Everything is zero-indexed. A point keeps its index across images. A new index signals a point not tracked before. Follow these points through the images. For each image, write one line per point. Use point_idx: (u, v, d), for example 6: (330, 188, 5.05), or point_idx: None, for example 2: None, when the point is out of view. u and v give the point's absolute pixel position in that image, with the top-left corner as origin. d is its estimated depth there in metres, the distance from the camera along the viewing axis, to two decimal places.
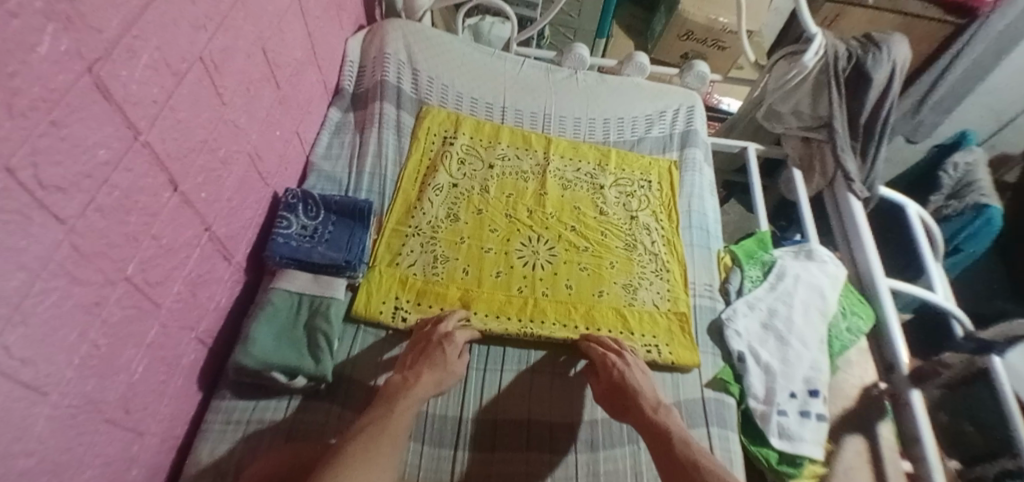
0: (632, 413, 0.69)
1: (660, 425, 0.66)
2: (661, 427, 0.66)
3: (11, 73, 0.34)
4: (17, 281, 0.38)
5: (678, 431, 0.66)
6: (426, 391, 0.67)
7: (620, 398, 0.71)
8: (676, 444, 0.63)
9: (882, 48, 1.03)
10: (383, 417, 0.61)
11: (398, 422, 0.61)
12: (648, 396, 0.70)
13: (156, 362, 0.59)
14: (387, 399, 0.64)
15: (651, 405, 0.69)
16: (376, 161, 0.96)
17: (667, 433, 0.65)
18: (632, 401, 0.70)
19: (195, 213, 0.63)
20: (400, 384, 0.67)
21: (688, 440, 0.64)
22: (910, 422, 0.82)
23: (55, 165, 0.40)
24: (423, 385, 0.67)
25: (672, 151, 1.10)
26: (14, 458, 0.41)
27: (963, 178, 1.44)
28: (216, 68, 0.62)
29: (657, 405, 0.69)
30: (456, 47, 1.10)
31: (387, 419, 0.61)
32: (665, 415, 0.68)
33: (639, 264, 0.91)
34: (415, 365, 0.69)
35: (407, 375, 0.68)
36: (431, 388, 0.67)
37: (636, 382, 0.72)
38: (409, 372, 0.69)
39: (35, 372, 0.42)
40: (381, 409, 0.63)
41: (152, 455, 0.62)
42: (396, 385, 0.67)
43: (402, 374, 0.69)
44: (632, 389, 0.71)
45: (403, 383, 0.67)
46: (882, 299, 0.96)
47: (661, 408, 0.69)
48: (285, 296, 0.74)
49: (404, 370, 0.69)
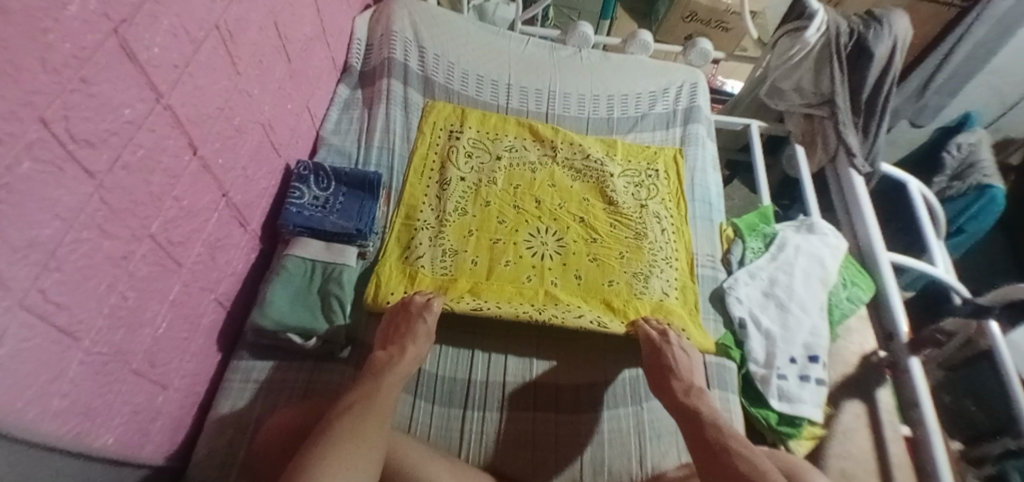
0: (666, 394, 0.70)
1: (691, 407, 0.66)
2: (692, 407, 0.65)
3: (45, 29, 0.36)
4: (51, 229, 0.40)
5: (709, 411, 0.64)
6: (412, 365, 0.67)
7: (657, 374, 0.72)
8: (706, 422, 0.62)
9: (883, 23, 1.04)
10: (375, 392, 0.61)
11: (386, 397, 0.60)
12: (682, 378, 0.70)
13: (178, 320, 0.62)
14: (375, 373, 0.64)
15: (684, 388, 0.69)
16: (385, 136, 0.99)
17: (697, 412, 0.64)
18: (666, 382, 0.71)
19: (213, 179, 0.65)
20: (387, 359, 0.67)
21: (718, 422, 0.62)
22: (909, 389, 0.84)
23: (85, 121, 0.42)
24: (407, 360, 0.67)
25: (675, 129, 1.11)
26: (50, 398, 0.43)
27: (967, 158, 1.44)
28: (230, 38, 0.64)
29: (690, 387, 0.69)
30: (460, 25, 1.12)
31: (376, 393, 0.60)
32: (697, 397, 0.67)
33: (648, 253, 0.90)
34: (398, 341, 0.69)
35: (391, 350, 0.68)
36: (413, 365, 0.67)
37: (673, 362, 0.72)
38: (393, 348, 0.68)
39: (69, 317, 0.44)
40: (369, 385, 0.62)
41: (175, 410, 0.64)
42: (382, 362, 0.66)
43: (386, 352, 0.68)
44: (670, 367, 0.72)
45: (389, 358, 0.67)
46: (882, 270, 0.97)
47: (694, 391, 0.68)
48: (299, 263, 0.77)
49: (388, 348, 0.69)
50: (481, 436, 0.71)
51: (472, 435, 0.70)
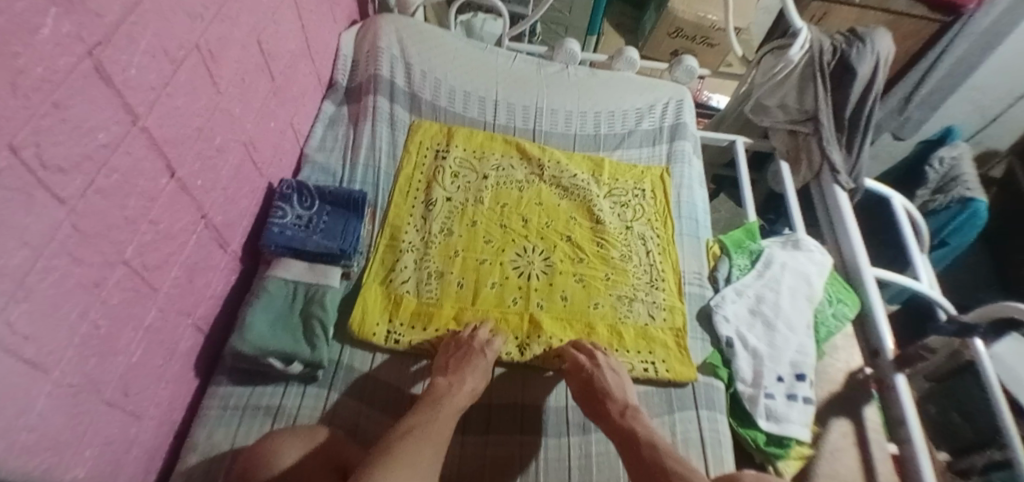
0: (602, 420, 0.69)
1: (629, 429, 0.66)
2: (629, 431, 0.66)
3: (15, 54, 0.35)
4: (19, 258, 0.39)
5: (645, 433, 0.65)
6: (468, 398, 0.67)
7: (590, 399, 0.71)
8: (645, 446, 0.63)
9: (866, 42, 1.05)
10: (431, 420, 0.60)
11: (443, 426, 0.60)
12: (616, 400, 0.70)
13: (154, 346, 0.60)
14: (432, 402, 0.64)
15: (619, 410, 0.69)
16: (371, 153, 0.98)
17: (635, 436, 0.65)
18: (601, 405, 0.70)
19: (191, 200, 0.64)
20: (446, 388, 0.67)
21: (655, 442, 0.64)
22: (896, 406, 0.84)
23: (56, 146, 0.41)
24: (465, 393, 0.67)
25: (662, 145, 1.12)
26: (17, 433, 0.41)
27: (949, 173, 1.46)
28: (211, 57, 0.64)
29: (624, 408, 0.69)
30: (448, 41, 1.12)
31: (433, 421, 0.60)
32: (633, 418, 0.68)
33: (634, 276, 0.90)
34: (458, 371, 0.69)
35: (451, 380, 0.68)
36: (469, 399, 0.67)
37: (606, 384, 0.71)
38: (453, 377, 0.68)
39: (37, 349, 0.42)
40: (427, 413, 0.62)
41: (149, 439, 0.62)
42: (442, 389, 0.67)
43: (446, 378, 0.68)
44: (600, 392, 0.70)
45: (449, 389, 0.67)
46: (866, 286, 0.98)
47: (629, 411, 0.69)
48: (281, 284, 0.75)
49: (448, 375, 0.69)
50: (468, 463, 0.68)
51: (458, 460, 0.68)
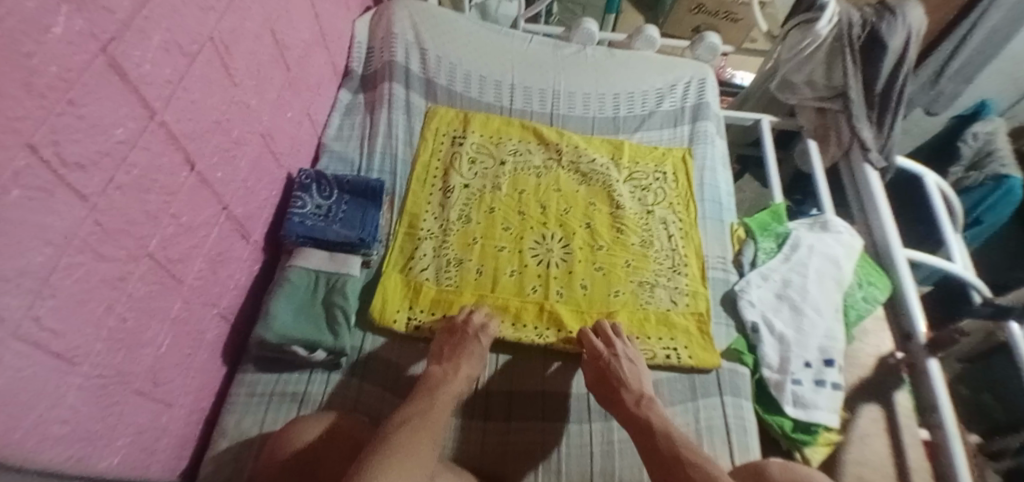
0: (616, 408, 0.68)
1: (642, 419, 0.65)
2: (644, 420, 0.64)
3: (28, 53, 0.34)
4: (43, 256, 0.39)
5: (659, 422, 0.64)
6: (463, 385, 0.67)
7: (605, 389, 0.70)
8: (659, 434, 0.62)
9: (897, 14, 1.00)
10: (427, 409, 0.60)
11: (439, 413, 0.60)
12: (631, 389, 0.69)
13: (180, 337, 0.62)
14: (427, 390, 0.64)
15: (634, 399, 0.67)
16: (387, 141, 0.97)
17: (649, 425, 0.63)
18: (617, 396, 0.69)
19: (211, 193, 0.64)
20: (441, 376, 0.66)
21: (670, 431, 0.62)
22: (927, 390, 0.81)
23: (75, 144, 0.41)
24: (461, 380, 0.67)
25: (683, 127, 1.09)
26: (48, 426, 0.42)
27: (983, 148, 1.37)
28: (225, 50, 0.63)
29: (639, 397, 0.68)
30: (462, 25, 1.11)
31: (430, 410, 0.60)
32: (648, 408, 0.66)
33: (655, 262, 0.89)
34: (453, 358, 0.69)
35: (445, 367, 0.68)
36: (465, 384, 0.67)
37: (622, 375, 0.70)
38: (448, 365, 0.68)
39: (64, 344, 0.43)
40: (424, 402, 0.61)
41: (180, 426, 0.64)
42: (437, 377, 0.66)
43: (441, 367, 0.68)
44: (617, 381, 0.69)
45: (444, 376, 0.66)
46: (898, 268, 0.94)
47: (645, 401, 0.67)
48: (303, 274, 0.76)
49: (443, 363, 0.69)
50: (489, 447, 0.69)
51: (481, 446, 0.69)
